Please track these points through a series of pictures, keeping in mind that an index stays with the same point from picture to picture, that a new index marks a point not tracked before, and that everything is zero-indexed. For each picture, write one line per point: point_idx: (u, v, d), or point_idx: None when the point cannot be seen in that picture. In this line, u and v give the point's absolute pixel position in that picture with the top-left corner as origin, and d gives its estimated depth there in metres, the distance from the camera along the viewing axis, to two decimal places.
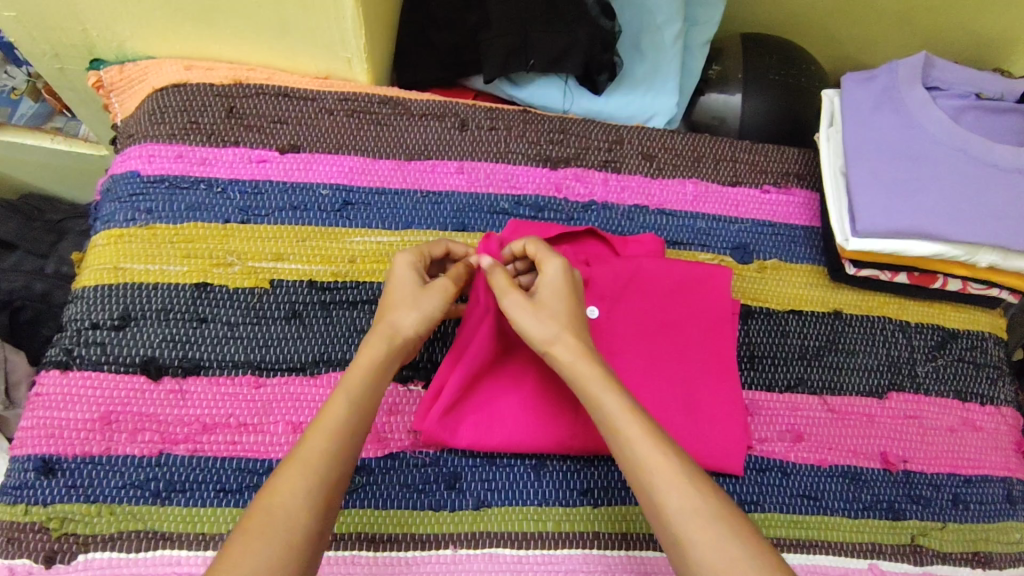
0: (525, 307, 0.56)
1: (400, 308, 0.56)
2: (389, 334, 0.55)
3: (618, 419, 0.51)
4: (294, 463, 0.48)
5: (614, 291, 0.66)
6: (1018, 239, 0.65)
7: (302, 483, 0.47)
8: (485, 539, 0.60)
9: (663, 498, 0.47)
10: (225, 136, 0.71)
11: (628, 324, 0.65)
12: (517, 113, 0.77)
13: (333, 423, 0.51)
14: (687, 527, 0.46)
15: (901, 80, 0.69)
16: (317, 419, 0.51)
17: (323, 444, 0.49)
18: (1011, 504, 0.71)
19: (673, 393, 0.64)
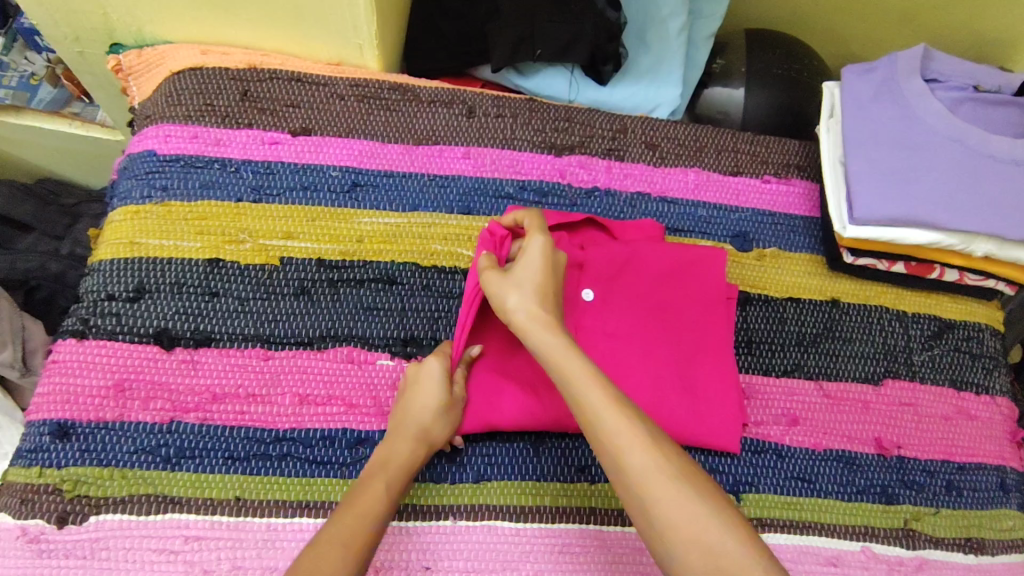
0: (501, 279, 0.58)
1: (437, 417, 0.60)
2: (424, 442, 0.59)
3: (580, 387, 0.51)
4: (334, 538, 0.50)
5: (609, 274, 0.69)
6: (1014, 229, 0.66)
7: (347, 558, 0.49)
8: (484, 511, 0.62)
9: (626, 461, 0.48)
10: (239, 118, 0.73)
11: (624, 307, 0.68)
12: (523, 101, 0.78)
13: (371, 508, 0.53)
14: (649, 484, 0.47)
15: (900, 71, 0.70)
16: (354, 500, 0.54)
17: (364, 526, 0.52)
18: (1004, 492, 0.72)
19: (671, 372, 0.66)
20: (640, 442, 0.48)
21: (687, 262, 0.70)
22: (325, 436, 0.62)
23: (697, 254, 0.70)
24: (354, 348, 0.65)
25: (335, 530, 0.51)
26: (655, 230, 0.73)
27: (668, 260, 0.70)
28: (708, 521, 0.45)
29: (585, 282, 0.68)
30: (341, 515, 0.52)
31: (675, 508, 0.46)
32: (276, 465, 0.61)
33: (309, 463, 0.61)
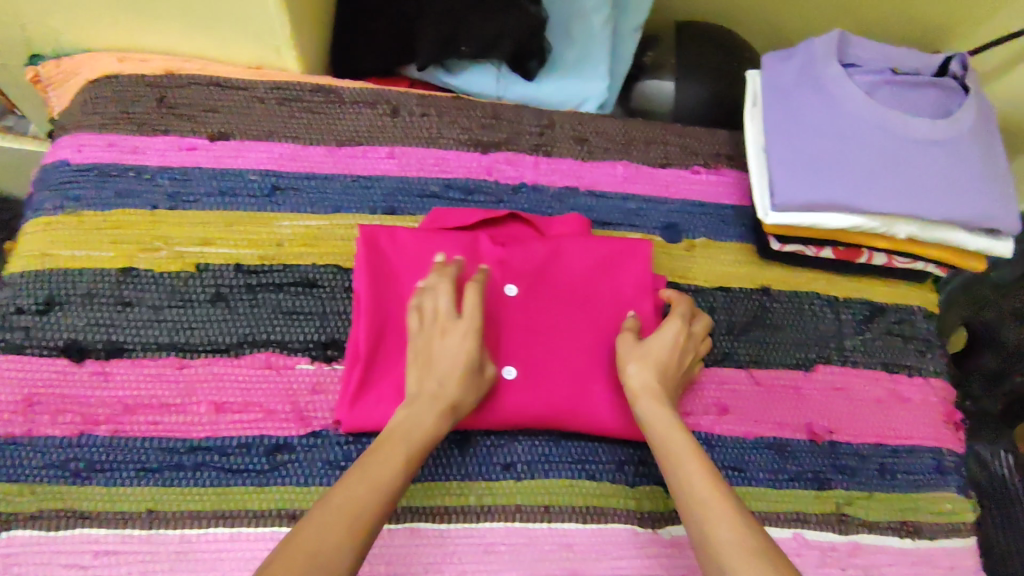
0: (627, 344, 0.63)
1: (463, 391, 0.57)
2: (449, 414, 0.56)
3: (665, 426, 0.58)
4: (340, 507, 0.46)
5: (532, 268, 0.67)
6: (934, 209, 0.66)
7: (350, 528, 0.46)
8: (408, 514, 0.61)
9: (715, 531, 0.49)
10: (156, 125, 0.71)
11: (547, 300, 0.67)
12: (449, 100, 0.78)
13: (382, 478, 0.49)
14: (732, 557, 0.47)
15: (818, 56, 0.70)
16: (369, 466, 0.50)
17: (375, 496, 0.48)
18: (940, 474, 0.72)
19: (595, 366, 0.65)
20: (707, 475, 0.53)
21: (613, 253, 0.68)
22: (242, 444, 0.61)
23: (625, 246, 0.69)
24: (272, 353, 0.64)
25: (345, 497, 0.47)
26: (581, 224, 0.72)
27: (591, 252, 0.68)
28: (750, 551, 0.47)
29: (506, 277, 0.66)
30: (351, 481, 0.48)
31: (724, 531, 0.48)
32: (191, 475, 0.60)
33: (224, 472, 0.60)
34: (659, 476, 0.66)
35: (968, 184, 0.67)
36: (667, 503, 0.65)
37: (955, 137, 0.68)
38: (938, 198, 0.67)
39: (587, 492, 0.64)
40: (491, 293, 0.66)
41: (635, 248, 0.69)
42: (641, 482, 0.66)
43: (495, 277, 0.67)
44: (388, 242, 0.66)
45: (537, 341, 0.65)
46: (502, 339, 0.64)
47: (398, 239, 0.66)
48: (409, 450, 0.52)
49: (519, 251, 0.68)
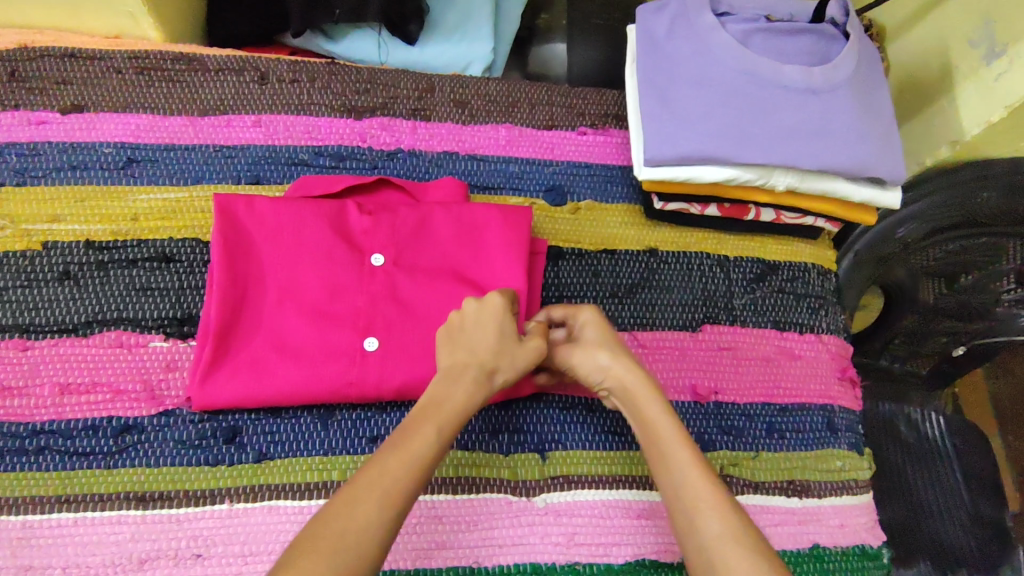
0: (579, 351, 0.61)
1: (500, 358, 0.58)
2: (480, 386, 0.56)
3: (652, 415, 0.56)
4: (375, 484, 0.46)
5: (401, 236, 0.64)
6: (809, 158, 0.64)
7: (384, 506, 0.45)
8: (264, 492, 0.58)
9: (700, 523, 0.49)
10: (4, 100, 0.68)
11: (416, 271, 0.63)
12: (322, 65, 0.75)
13: (418, 458, 0.49)
14: (718, 549, 0.47)
15: (690, 6, 0.68)
16: (403, 442, 0.50)
17: (408, 474, 0.48)
18: (832, 432, 0.70)
19: None
20: (697, 473, 0.52)
21: (487, 220, 0.65)
22: (88, 426, 0.58)
23: (500, 211, 0.66)
24: (122, 331, 0.61)
25: (380, 474, 0.47)
26: (457, 190, 0.69)
27: (465, 220, 0.66)
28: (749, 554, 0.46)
29: (374, 246, 0.63)
30: (388, 457, 0.48)
31: (718, 533, 0.48)
32: (33, 460, 0.57)
33: (68, 455, 0.57)
34: (535, 443, 0.64)
35: (844, 133, 0.65)
36: (543, 471, 0.63)
37: (831, 86, 0.66)
38: (814, 147, 0.65)
39: (459, 463, 0.62)
40: (358, 262, 0.62)
41: (511, 213, 0.66)
42: (516, 450, 0.63)
43: (360, 246, 0.63)
44: (245, 210, 0.62)
45: (404, 313, 0.62)
46: (367, 311, 0.61)
47: (249, 206, 0.62)
48: (443, 427, 0.52)
49: (389, 217, 0.64)
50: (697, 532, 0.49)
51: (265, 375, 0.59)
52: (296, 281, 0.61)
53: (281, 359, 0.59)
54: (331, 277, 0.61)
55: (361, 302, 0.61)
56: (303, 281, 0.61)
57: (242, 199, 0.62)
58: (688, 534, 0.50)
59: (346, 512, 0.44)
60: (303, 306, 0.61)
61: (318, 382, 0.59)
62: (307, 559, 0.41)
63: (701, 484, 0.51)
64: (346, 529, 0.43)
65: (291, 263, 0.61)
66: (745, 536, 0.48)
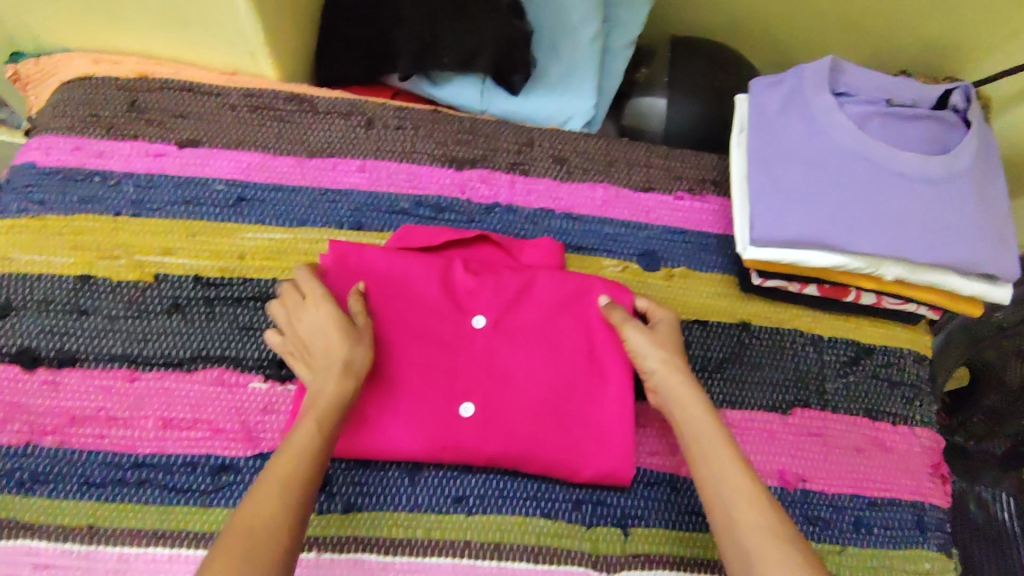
0: (641, 335, 0.61)
1: (353, 346, 0.56)
2: (349, 374, 0.55)
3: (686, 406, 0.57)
4: (269, 482, 0.48)
5: (502, 300, 0.65)
6: (924, 252, 0.62)
7: (281, 497, 0.47)
8: (351, 544, 0.59)
9: (739, 515, 0.50)
10: (124, 129, 0.70)
11: (513, 334, 0.64)
12: (426, 112, 0.76)
13: (303, 445, 0.51)
14: (758, 541, 0.48)
15: (806, 85, 0.66)
16: (287, 441, 0.51)
17: (299, 463, 0.50)
18: (921, 531, 0.67)
19: (553, 404, 0.62)
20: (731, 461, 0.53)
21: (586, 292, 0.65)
22: (187, 462, 0.60)
23: (600, 285, 0.66)
24: (224, 369, 0.63)
25: (272, 471, 0.49)
26: (555, 258, 0.69)
27: (564, 288, 0.66)
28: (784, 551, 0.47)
29: (476, 308, 0.65)
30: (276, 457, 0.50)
31: (757, 530, 0.49)
32: (134, 492, 0.59)
33: (167, 490, 0.59)
34: (618, 518, 0.63)
35: (959, 228, 0.63)
36: (625, 548, 0.62)
37: (949, 176, 0.64)
38: (929, 239, 0.62)
39: (541, 532, 0.62)
40: (456, 321, 0.64)
41: (613, 287, 0.67)
42: (598, 523, 0.63)
43: (463, 307, 0.65)
44: (357, 261, 0.64)
45: (496, 377, 0.63)
46: (464, 373, 0.63)
47: (354, 258, 0.64)
48: (324, 416, 0.53)
49: (491, 279, 0.66)
50: (732, 522, 0.50)
51: (361, 429, 0.60)
52: (395, 334, 0.63)
53: (374, 411, 0.60)
54: (429, 334, 0.63)
55: (457, 362, 0.63)
56: (402, 334, 0.63)
57: (353, 248, 0.65)
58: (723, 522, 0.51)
59: (245, 513, 0.46)
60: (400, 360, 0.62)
61: (413, 440, 0.60)
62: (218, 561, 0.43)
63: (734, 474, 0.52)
64: (254, 531, 0.45)
65: (393, 316, 0.63)
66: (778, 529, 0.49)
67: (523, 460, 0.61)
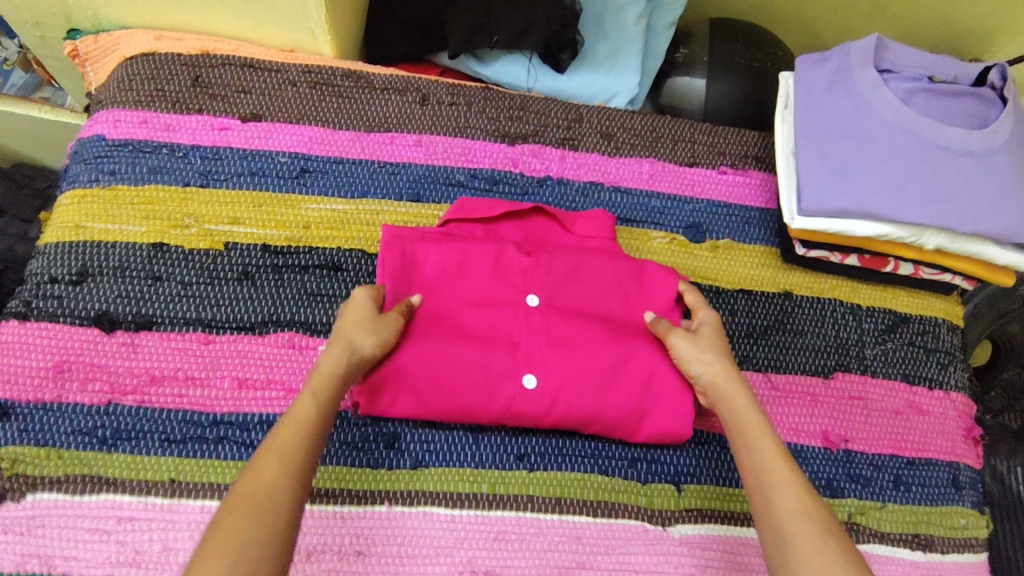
0: (688, 342, 0.62)
1: (359, 329, 0.58)
2: (348, 355, 0.56)
3: (741, 406, 0.57)
4: (271, 451, 0.49)
5: (557, 276, 0.67)
6: (966, 222, 0.65)
7: (283, 469, 0.48)
8: (421, 497, 0.62)
9: (775, 501, 0.51)
10: (189, 104, 0.73)
11: (569, 308, 0.67)
12: (478, 89, 0.78)
13: (302, 420, 0.51)
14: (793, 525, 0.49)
15: (853, 62, 0.69)
16: (287, 415, 0.52)
17: (297, 438, 0.50)
18: (956, 489, 0.71)
19: (614, 368, 0.64)
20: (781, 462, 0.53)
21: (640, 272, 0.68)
22: (263, 420, 0.62)
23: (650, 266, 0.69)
24: (296, 333, 0.65)
25: (272, 444, 0.49)
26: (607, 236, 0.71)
27: (616, 268, 0.69)
28: (808, 515, 0.49)
29: (532, 284, 0.67)
30: (278, 430, 0.50)
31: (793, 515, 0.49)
32: (213, 448, 0.61)
33: (244, 447, 0.61)
34: (672, 475, 0.66)
35: (1000, 200, 0.65)
36: (678, 503, 0.65)
37: (990, 149, 0.66)
38: (971, 210, 0.65)
39: (600, 487, 0.64)
40: (517, 296, 0.67)
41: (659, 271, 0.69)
42: (654, 480, 0.66)
43: (519, 282, 0.67)
44: (418, 241, 0.67)
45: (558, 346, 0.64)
46: (524, 343, 0.64)
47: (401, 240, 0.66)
48: (319, 392, 0.53)
49: (546, 257, 0.68)
50: (769, 507, 0.51)
51: (430, 395, 0.62)
52: (460, 308, 0.66)
53: (444, 378, 0.62)
54: (492, 307, 0.66)
55: (520, 333, 0.65)
56: (468, 309, 0.66)
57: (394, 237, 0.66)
58: (753, 486, 0.53)
59: (245, 484, 0.46)
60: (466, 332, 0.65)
61: (479, 405, 0.62)
62: (218, 532, 0.44)
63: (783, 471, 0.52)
64: (257, 497, 0.46)
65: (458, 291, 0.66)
66: (823, 530, 0.48)
67: (587, 421, 0.64)
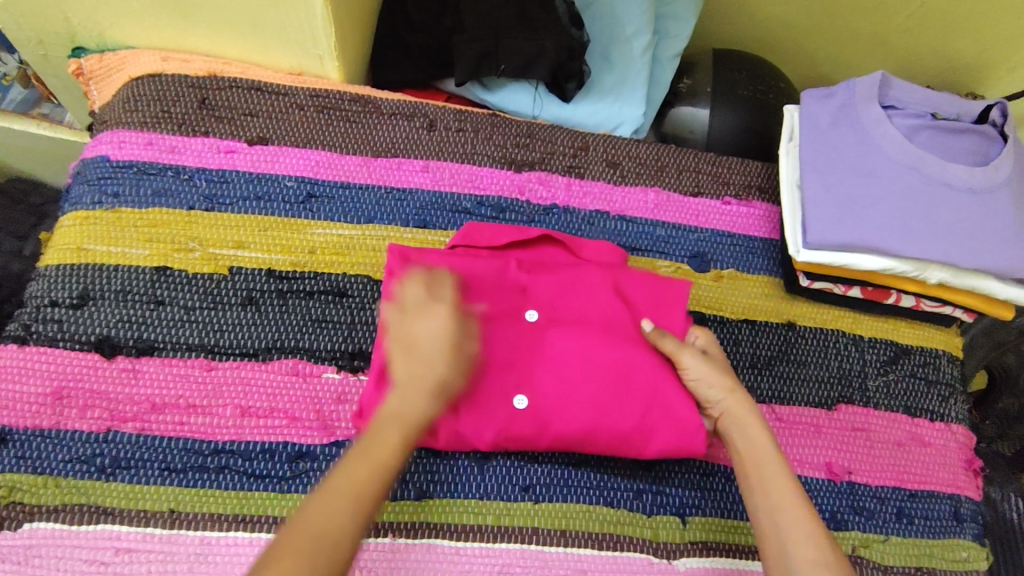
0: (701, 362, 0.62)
1: (448, 361, 0.53)
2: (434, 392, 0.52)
3: (761, 445, 0.60)
4: (348, 487, 0.48)
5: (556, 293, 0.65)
6: (968, 258, 0.66)
7: (341, 508, 0.47)
8: (424, 529, 0.61)
9: (794, 549, 0.54)
10: (195, 126, 0.72)
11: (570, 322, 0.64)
12: (485, 116, 0.78)
13: (383, 456, 0.49)
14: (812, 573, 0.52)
15: (858, 98, 0.71)
16: (365, 444, 0.50)
17: (372, 479, 0.48)
18: (958, 522, 0.71)
19: (618, 383, 0.61)
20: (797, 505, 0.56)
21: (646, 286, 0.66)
22: (265, 449, 0.61)
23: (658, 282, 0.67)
24: (299, 360, 0.65)
25: (348, 477, 0.48)
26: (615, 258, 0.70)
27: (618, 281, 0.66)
28: (827, 561, 0.53)
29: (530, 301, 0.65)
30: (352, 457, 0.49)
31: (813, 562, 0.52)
32: (214, 478, 0.60)
33: (247, 476, 0.60)
34: (677, 507, 0.66)
35: (1002, 237, 0.66)
36: (683, 535, 0.65)
37: (991, 187, 0.67)
38: (973, 246, 0.66)
39: (606, 520, 0.64)
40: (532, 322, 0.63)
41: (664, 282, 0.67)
42: (658, 512, 0.65)
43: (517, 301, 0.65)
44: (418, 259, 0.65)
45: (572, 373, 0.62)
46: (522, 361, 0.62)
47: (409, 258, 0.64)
48: (399, 429, 0.51)
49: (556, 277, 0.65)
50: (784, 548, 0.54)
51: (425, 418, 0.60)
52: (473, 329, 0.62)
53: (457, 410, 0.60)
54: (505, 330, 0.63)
55: (535, 355, 0.62)
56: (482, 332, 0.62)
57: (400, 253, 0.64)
58: (769, 527, 0.56)
59: (311, 517, 0.45)
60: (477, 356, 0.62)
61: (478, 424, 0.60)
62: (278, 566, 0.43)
63: (800, 518, 0.55)
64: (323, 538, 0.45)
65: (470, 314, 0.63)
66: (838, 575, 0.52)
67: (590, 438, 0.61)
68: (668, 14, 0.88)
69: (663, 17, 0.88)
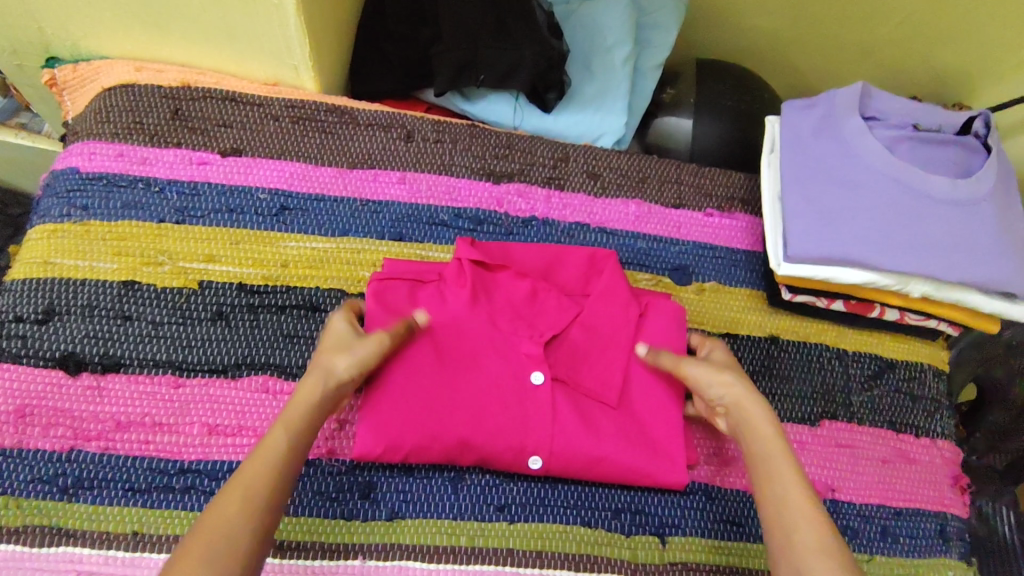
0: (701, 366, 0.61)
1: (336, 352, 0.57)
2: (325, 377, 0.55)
3: (755, 425, 0.57)
4: (238, 483, 0.48)
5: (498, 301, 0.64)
6: (951, 272, 0.65)
7: (246, 507, 0.47)
8: (395, 551, 0.59)
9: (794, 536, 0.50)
10: (167, 137, 0.71)
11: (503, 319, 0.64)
12: (464, 127, 0.77)
13: (274, 450, 0.51)
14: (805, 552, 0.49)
15: (838, 109, 0.70)
16: (259, 443, 0.51)
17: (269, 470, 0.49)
18: (944, 540, 0.69)
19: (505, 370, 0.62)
20: (792, 478, 0.53)
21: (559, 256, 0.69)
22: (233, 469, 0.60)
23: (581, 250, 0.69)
24: (269, 376, 0.63)
25: (238, 478, 0.49)
26: (550, 254, 0.69)
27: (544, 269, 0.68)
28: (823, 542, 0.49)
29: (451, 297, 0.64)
30: (250, 458, 0.50)
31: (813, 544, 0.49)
32: (179, 498, 0.58)
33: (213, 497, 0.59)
34: (656, 526, 0.64)
35: (984, 249, 0.65)
36: (663, 556, 0.63)
37: (973, 199, 0.66)
38: (956, 260, 0.65)
39: (582, 540, 0.62)
40: (507, 335, 0.63)
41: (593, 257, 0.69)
42: (637, 532, 0.64)
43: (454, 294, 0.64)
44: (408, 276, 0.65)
45: (579, 361, 0.64)
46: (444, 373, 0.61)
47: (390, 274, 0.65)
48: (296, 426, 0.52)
49: (499, 297, 0.65)
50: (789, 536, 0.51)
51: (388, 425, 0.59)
52: (454, 371, 0.62)
53: (564, 425, 0.61)
54: (495, 359, 0.62)
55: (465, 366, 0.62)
56: (460, 367, 0.62)
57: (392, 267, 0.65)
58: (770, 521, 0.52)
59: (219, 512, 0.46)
60: (482, 386, 0.62)
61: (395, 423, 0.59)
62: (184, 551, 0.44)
63: (796, 491, 0.53)
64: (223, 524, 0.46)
65: (452, 352, 0.63)
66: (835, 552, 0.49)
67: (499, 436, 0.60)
68: (651, 24, 0.87)
69: (646, 27, 0.87)
